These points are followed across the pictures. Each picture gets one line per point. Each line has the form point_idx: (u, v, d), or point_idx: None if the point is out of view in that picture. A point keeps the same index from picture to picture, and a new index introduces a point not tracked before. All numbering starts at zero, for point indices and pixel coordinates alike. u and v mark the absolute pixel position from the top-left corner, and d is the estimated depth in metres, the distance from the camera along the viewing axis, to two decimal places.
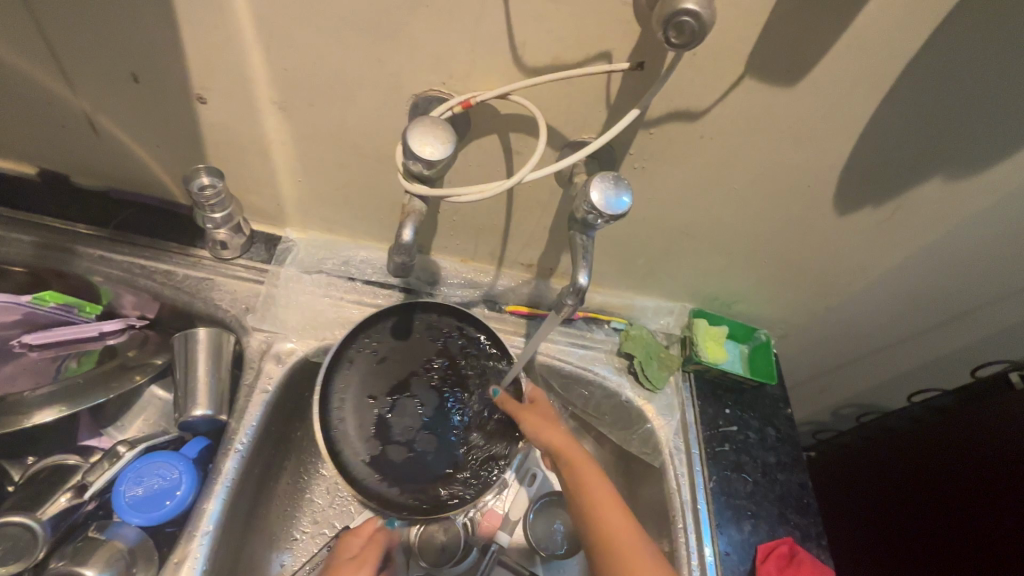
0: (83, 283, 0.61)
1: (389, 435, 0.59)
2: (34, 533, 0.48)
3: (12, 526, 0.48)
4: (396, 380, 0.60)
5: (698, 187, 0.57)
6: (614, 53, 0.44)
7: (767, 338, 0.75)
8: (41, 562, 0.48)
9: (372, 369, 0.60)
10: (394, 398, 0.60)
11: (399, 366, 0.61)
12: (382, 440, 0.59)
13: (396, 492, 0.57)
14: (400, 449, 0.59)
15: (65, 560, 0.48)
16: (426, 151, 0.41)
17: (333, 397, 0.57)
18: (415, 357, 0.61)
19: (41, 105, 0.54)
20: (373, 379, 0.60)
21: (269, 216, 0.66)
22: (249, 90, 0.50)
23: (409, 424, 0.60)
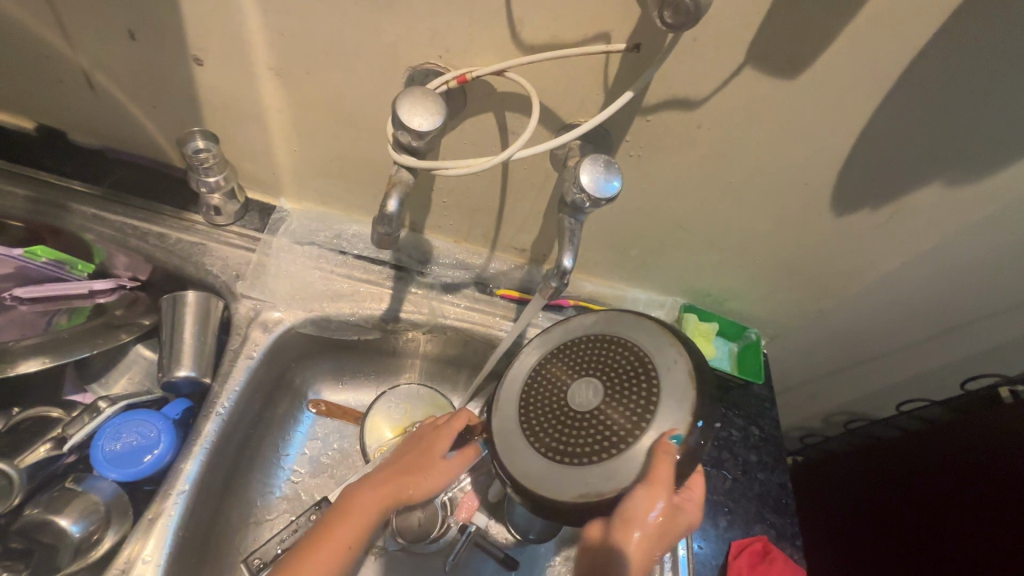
0: (75, 240, 0.62)
1: (562, 458, 0.45)
2: (10, 479, 0.48)
3: None
4: (610, 428, 0.44)
5: (693, 178, 0.56)
6: (613, 34, 0.44)
7: (757, 337, 0.76)
8: (15, 509, 0.48)
9: (615, 443, 0.44)
10: (596, 438, 0.44)
11: (614, 414, 0.45)
12: (577, 458, 0.44)
13: (523, 471, 0.46)
14: (576, 453, 0.44)
15: (40, 508, 0.49)
16: (415, 121, 0.40)
17: (576, 473, 0.44)
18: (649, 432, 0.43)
19: (39, 58, 0.54)
20: (611, 450, 0.44)
21: (264, 185, 0.66)
22: (245, 54, 0.50)
23: (578, 444, 0.45)
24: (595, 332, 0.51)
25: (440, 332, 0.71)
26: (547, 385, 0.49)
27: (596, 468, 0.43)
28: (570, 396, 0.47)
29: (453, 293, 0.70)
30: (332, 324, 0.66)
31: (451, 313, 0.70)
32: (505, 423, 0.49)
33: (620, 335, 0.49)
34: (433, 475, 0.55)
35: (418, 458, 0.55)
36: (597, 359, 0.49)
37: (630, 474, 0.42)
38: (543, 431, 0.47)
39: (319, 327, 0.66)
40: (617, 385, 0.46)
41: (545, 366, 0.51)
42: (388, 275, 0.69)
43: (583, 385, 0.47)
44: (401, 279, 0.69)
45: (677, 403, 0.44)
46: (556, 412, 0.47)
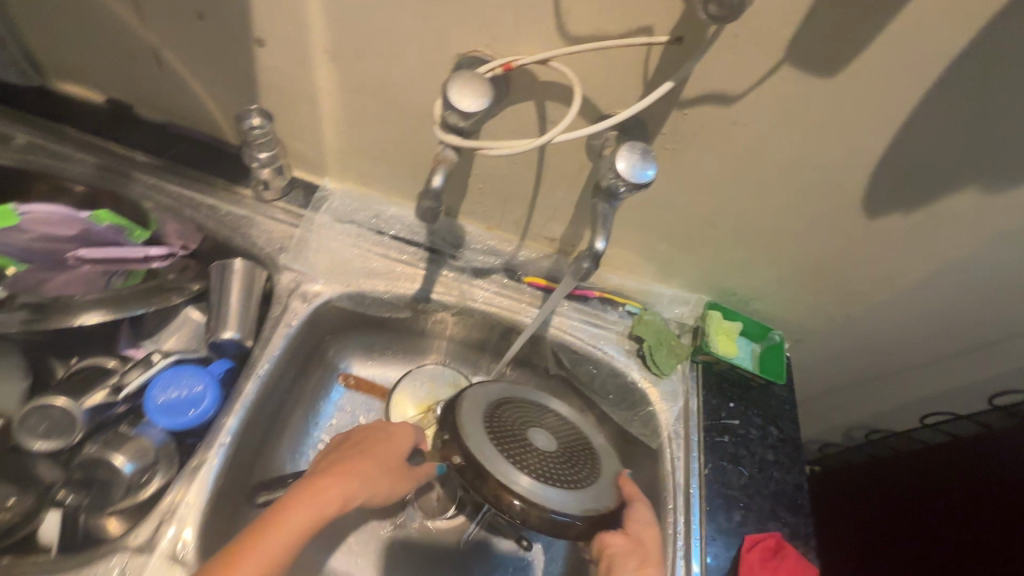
0: (135, 207, 0.66)
1: (541, 482, 0.52)
2: (74, 418, 0.51)
3: (54, 408, 0.51)
4: (575, 471, 0.55)
5: (725, 174, 0.58)
6: (655, 28, 0.45)
7: (780, 339, 0.76)
8: (76, 445, 0.52)
9: (583, 483, 0.55)
10: (568, 476, 0.54)
11: (574, 463, 0.56)
12: (556, 486, 0.52)
13: (507, 482, 0.50)
14: (553, 480, 0.53)
15: (98, 447, 0.52)
16: (464, 102, 0.43)
17: (557, 496, 0.51)
18: (595, 464, 0.58)
19: (115, 35, 0.58)
20: (581, 487, 0.54)
21: (311, 165, 0.69)
22: (304, 38, 0.53)
23: (557, 476, 0.53)
24: (528, 397, 0.62)
25: (468, 315, 0.73)
26: (504, 421, 0.56)
27: (575, 496, 0.53)
28: (534, 438, 0.56)
29: (483, 278, 0.73)
30: (367, 301, 0.69)
31: (480, 297, 0.72)
32: (481, 445, 0.52)
33: (543, 402, 0.63)
34: (394, 483, 0.54)
35: (385, 457, 0.55)
36: (534, 418, 0.60)
37: (592, 496, 0.54)
38: (520, 456, 0.53)
39: (355, 303, 0.69)
40: (566, 440, 0.59)
41: (498, 406, 0.58)
42: (422, 257, 0.72)
43: (541, 434, 0.57)
44: (434, 261, 0.72)
45: (596, 444, 0.61)
46: (525, 445, 0.55)
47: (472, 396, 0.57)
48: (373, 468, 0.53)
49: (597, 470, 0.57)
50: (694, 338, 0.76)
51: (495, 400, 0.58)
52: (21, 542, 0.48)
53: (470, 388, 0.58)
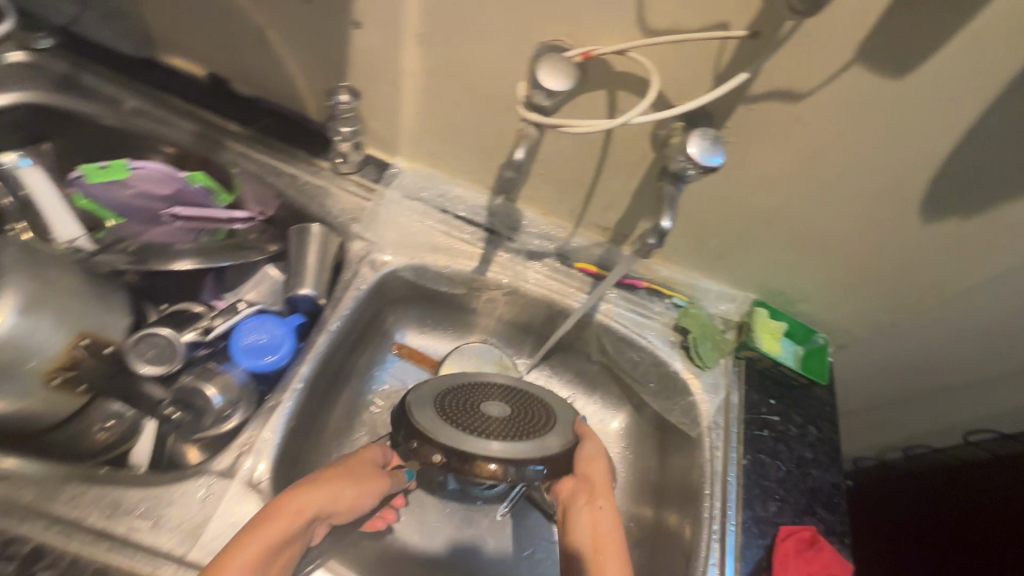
0: (223, 172, 0.71)
1: (509, 434, 0.57)
2: (174, 348, 0.56)
3: (159, 336, 0.56)
4: (537, 426, 0.60)
5: (785, 172, 0.60)
6: (731, 24, 0.48)
7: (824, 342, 0.77)
8: (172, 373, 0.57)
9: (546, 433, 0.59)
10: (532, 429, 0.59)
11: (531, 420, 0.61)
12: (524, 438, 0.57)
13: (483, 447, 0.54)
14: (519, 434, 0.57)
15: (193, 376, 0.57)
16: (551, 82, 0.46)
17: (531, 445, 0.56)
18: (549, 416, 0.62)
19: (224, 13, 0.64)
20: (547, 437, 0.58)
21: (384, 143, 0.74)
22: (397, 22, 0.58)
23: (520, 430, 0.58)
24: (460, 380, 0.65)
25: (519, 296, 0.76)
26: (452, 408, 0.60)
27: (546, 445, 0.57)
28: (485, 410, 0.60)
29: (537, 261, 0.76)
30: (428, 273, 0.73)
31: (532, 279, 0.75)
32: (446, 435, 0.55)
33: (481, 380, 0.67)
34: (355, 484, 0.54)
35: (347, 467, 0.55)
36: (477, 395, 0.63)
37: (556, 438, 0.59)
38: (480, 424, 0.57)
39: (417, 274, 0.73)
40: (512, 402, 0.63)
41: (439, 398, 0.61)
42: (480, 238, 0.75)
43: (489, 405, 0.61)
44: (492, 241, 0.76)
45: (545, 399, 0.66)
46: (480, 415, 0.59)
47: (413, 404, 0.59)
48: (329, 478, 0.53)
49: (552, 418, 0.62)
50: (739, 334, 0.77)
51: (434, 397, 0.61)
52: (118, 456, 0.56)
53: (408, 397, 0.61)
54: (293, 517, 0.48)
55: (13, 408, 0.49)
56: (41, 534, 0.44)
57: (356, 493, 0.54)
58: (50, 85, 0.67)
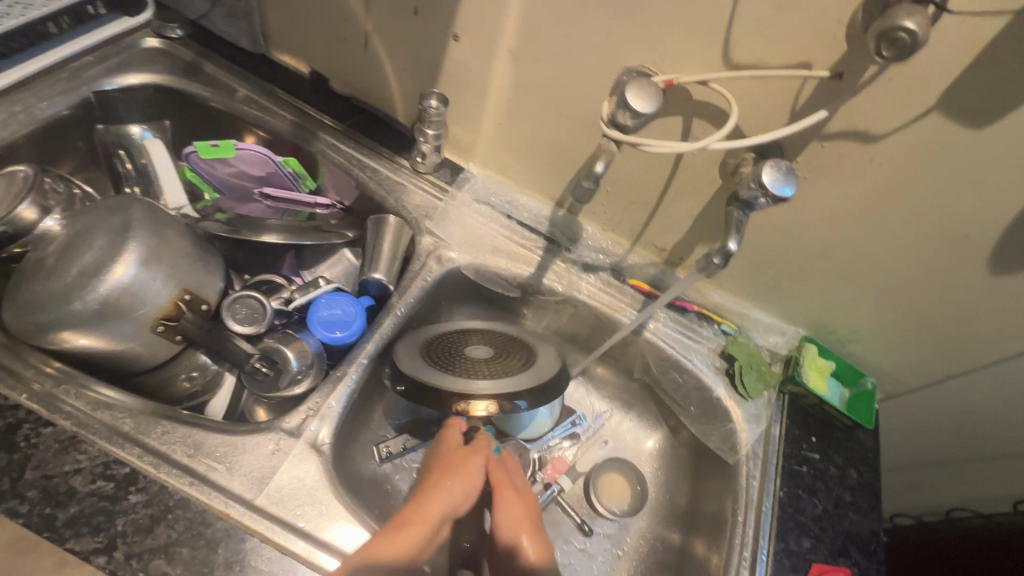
0: (313, 160, 0.78)
1: (497, 372, 0.59)
2: (262, 313, 0.63)
3: (253, 300, 0.63)
4: (522, 361, 0.62)
5: (851, 210, 0.61)
6: (814, 64, 0.51)
7: (873, 388, 0.77)
8: (257, 335, 0.63)
9: (528, 365, 0.62)
10: (518, 365, 0.61)
11: (515, 357, 0.63)
12: (512, 372, 0.60)
13: (475, 384, 0.57)
14: (506, 370, 0.60)
15: (274, 339, 0.63)
16: (637, 104, 0.50)
17: (519, 375, 0.59)
18: (531, 353, 0.64)
19: (337, 18, 0.71)
20: (532, 368, 0.61)
21: (461, 149, 0.79)
22: (493, 38, 0.63)
23: (506, 367, 0.61)
24: (444, 329, 0.68)
25: (571, 305, 0.79)
26: (440, 355, 0.62)
27: (532, 375, 0.59)
28: (472, 353, 0.63)
29: (591, 273, 0.79)
30: (487, 274, 0.77)
31: (584, 290, 0.78)
32: (438, 379, 0.57)
33: (465, 326, 0.69)
34: (459, 476, 0.54)
35: (443, 466, 0.55)
36: (462, 340, 0.66)
37: (541, 367, 0.61)
38: (469, 367, 0.60)
39: (477, 273, 0.77)
40: (496, 343, 0.66)
41: (423, 347, 0.63)
42: (540, 246, 0.79)
43: (475, 349, 0.64)
44: (550, 250, 0.79)
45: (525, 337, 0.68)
46: (467, 359, 0.62)
47: (401, 353, 0.61)
48: (432, 485, 0.53)
49: (535, 355, 0.65)
50: (786, 368, 0.77)
51: (420, 348, 0.63)
52: (196, 406, 0.62)
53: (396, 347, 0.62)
54: (423, 523, 0.50)
55: (122, 349, 0.55)
56: (135, 461, 0.49)
57: (466, 482, 0.54)
58: (177, 70, 0.75)
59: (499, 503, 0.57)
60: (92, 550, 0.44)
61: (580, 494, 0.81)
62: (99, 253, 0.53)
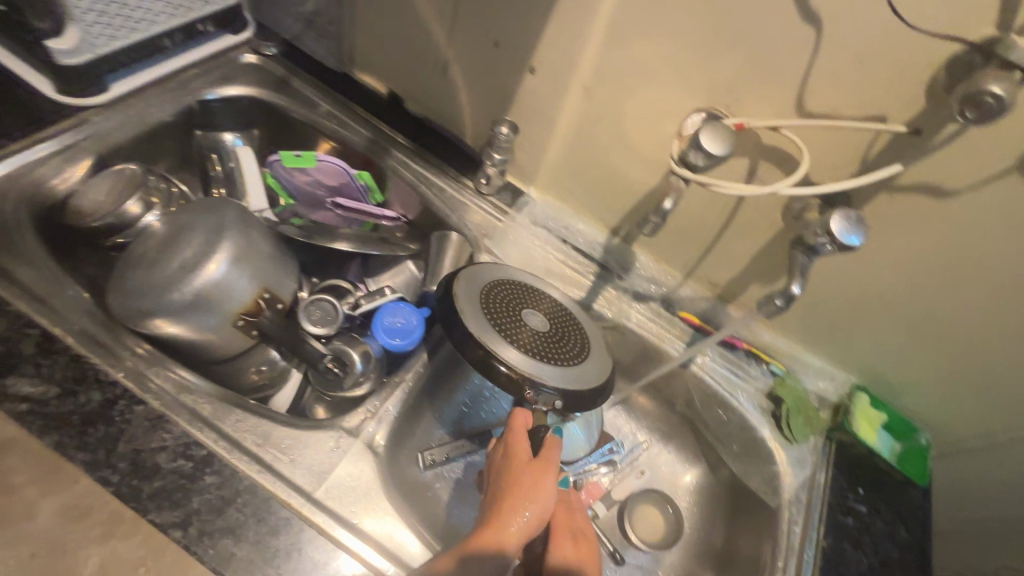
0: (383, 174, 0.82)
1: (542, 357, 0.60)
2: (334, 315, 0.65)
3: (326, 302, 0.66)
4: (568, 351, 0.64)
5: (917, 262, 0.61)
6: (890, 118, 0.52)
7: (926, 444, 0.75)
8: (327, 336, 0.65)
9: (571, 358, 0.63)
10: (564, 356, 0.62)
11: (563, 343, 0.64)
12: (553, 360, 0.61)
13: (513, 359, 0.57)
14: (549, 356, 0.61)
15: (342, 340, 0.66)
16: (710, 144, 0.52)
17: (559, 370, 0.60)
18: (583, 344, 0.66)
19: (420, 45, 0.76)
20: (573, 365, 0.62)
21: (524, 173, 0.82)
22: (569, 73, 0.66)
23: (551, 354, 0.62)
24: (510, 278, 0.69)
25: (620, 332, 0.80)
26: (496, 304, 0.63)
27: (572, 375, 0.61)
28: (527, 319, 0.64)
29: (641, 302, 0.80)
30: None
31: (634, 318, 0.79)
32: (485, 331, 0.58)
33: (536, 286, 0.71)
34: (536, 503, 0.54)
35: (515, 489, 0.55)
36: (520, 298, 0.66)
37: (583, 369, 0.62)
38: (516, 335, 0.61)
39: None
40: (552, 318, 0.67)
41: (490, 289, 0.65)
42: (592, 272, 0.81)
43: (531, 315, 0.65)
44: (603, 277, 0.81)
45: (570, 310, 0.70)
46: (521, 324, 0.63)
47: (464, 284, 0.63)
48: (505, 511, 0.54)
49: (584, 345, 0.66)
50: (834, 415, 0.76)
51: (479, 300, 0.62)
52: (262, 398, 0.66)
53: (457, 294, 0.61)
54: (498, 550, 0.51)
55: (205, 338, 0.60)
56: (212, 444, 0.53)
57: (538, 505, 0.54)
58: (269, 84, 0.82)
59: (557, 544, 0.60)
60: (169, 524, 0.48)
61: (614, 522, 0.80)
62: (197, 250, 0.58)
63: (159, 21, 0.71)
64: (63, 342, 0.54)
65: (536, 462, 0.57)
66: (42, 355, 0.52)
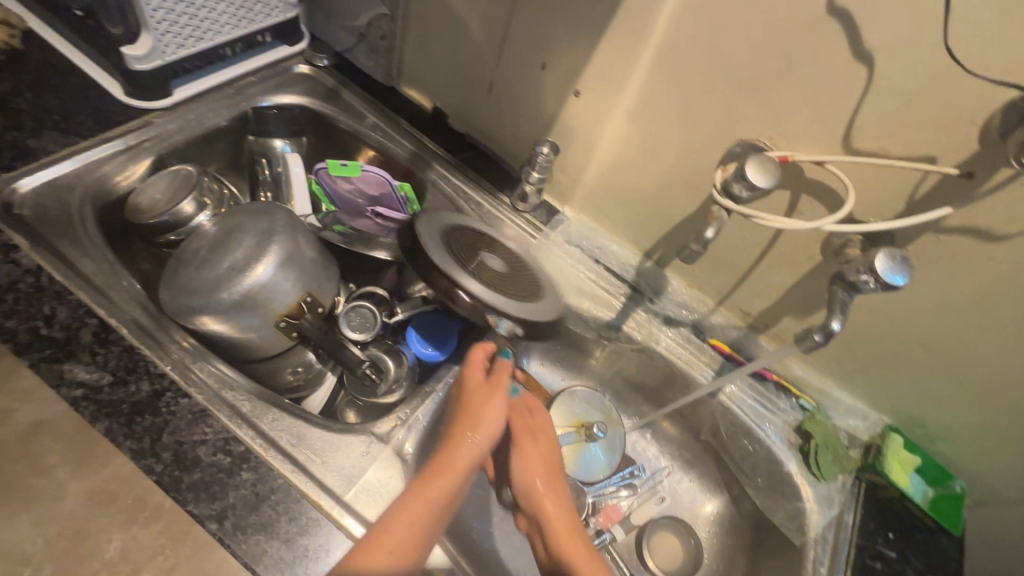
0: (423, 186, 0.84)
1: (501, 288, 0.63)
2: (372, 323, 0.68)
3: (365, 310, 0.68)
4: (525, 290, 0.66)
5: (959, 304, 0.60)
6: (940, 160, 0.51)
7: (961, 492, 0.72)
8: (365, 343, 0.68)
9: (526, 295, 0.65)
10: (520, 293, 0.65)
11: (518, 283, 0.66)
12: (509, 292, 0.63)
13: (474, 284, 0.60)
14: (507, 290, 0.63)
15: (379, 347, 0.68)
16: (755, 177, 0.53)
17: (518, 301, 0.62)
18: (539, 290, 0.68)
19: (468, 65, 0.78)
20: (530, 301, 0.64)
21: (560, 192, 0.83)
22: (615, 98, 0.67)
23: (508, 288, 0.64)
24: (468, 227, 0.71)
25: (648, 355, 0.81)
26: (455, 244, 0.65)
27: (529, 307, 0.63)
28: (485, 259, 0.66)
29: (671, 327, 0.80)
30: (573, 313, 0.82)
31: (663, 342, 0.79)
32: (445, 261, 0.60)
33: (491, 237, 0.73)
34: (484, 425, 0.60)
35: (467, 411, 0.61)
36: (477, 244, 0.69)
37: (540, 306, 0.64)
38: (475, 270, 0.63)
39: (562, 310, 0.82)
40: (508, 264, 0.69)
41: (449, 231, 0.67)
42: (623, 294, 0.81)
43: (489, 258, 0.67)
44: (634, 298, 0.81)
45: (526, 263, 0.73)
46: (478, 262, 0.65)
47: (424, 224, 0.65)
48: (455, 431, 0.60)
49: (539, 290, 0.68)
50: (864, 455, 0.75)
51: (440, 238, 0.64)
52: (296, 399, 0.68)
53: (419, 234, 0.62)
54: (451, 471, 0.57)
55: (249, 337, 0.62)
56: (249, 441, 0.55)
57: (485, 424, 0.60)
58: (320, 94, 0.85)
59: (519, 451, 0.66)
60: (206, 516, 0.49)
61: (632, 546, 0.80)
62: (247, 252, 0.61)
63: (223, 32, 0.75)
64: (118, 333, 0.56)
65: (484, 385, 0.63)
66: (98, 343, 0.55)
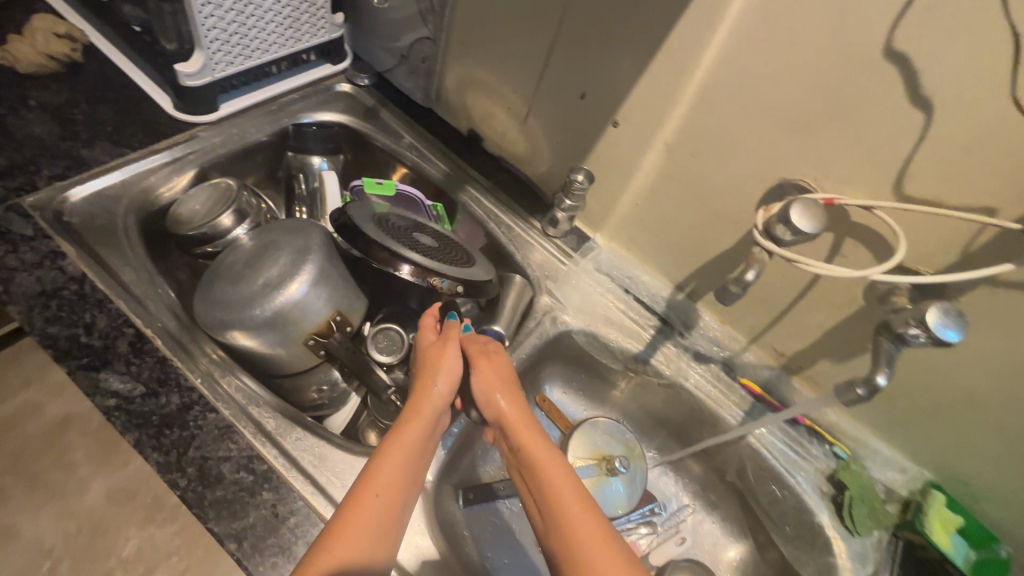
0: (454, 207, 0.85)
1: (436, 256, 0.65)
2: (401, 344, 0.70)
3: (393, 332, 0.70)
4: (459, 259, 0.68)
5: (1014, 362, 0.56)
6: (999, 212, 0.49)
7: (1006, 556, 0.67)
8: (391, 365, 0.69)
9: (462, 263, 0.67)
10: (455, 261, 0.67)
11: (452, 255, 0.68)
12: (446, 261, 0.65)
13: (414, 253, 0.62)
14: (444, 258, 0.65)
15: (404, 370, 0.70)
16: (799, 220, 0.51)
17: (454, 266, 0.64)
18: (471, 260, 0.70)
19: (506, 90, 0.78)
20: (466, 268, 0.66)
21: (591, 219, 0.82)
22: (653, 131, 0.67)
23: (444, 256, 0.66)
24: (397, 212, 0.72)
25: (675, 391, 0.79)
26: (386, 223, 0.66)
27: (465, 270, 0.65)
28: (417, 235, 0.67)
29: (701, 363, 0.78)
30: (599, 343, 0.80)
31: (692, 379, 0.77)
32: (379, 236, 0.61)
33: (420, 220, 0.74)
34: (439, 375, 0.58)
35: (425, 365, 0.59)
36: (407, 224, 0.70)
37: (476, 271, 0.67)
38: (410, 242, 0.65)
39: (589, 339, 0.80)
40: (440, 239, 0.71)
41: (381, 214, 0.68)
42: (653, 326, 0.80)
43: (421, 235, 0.68)
44: (662, 332, 0.80)
45: (458, 242, 0.74)
46: (411, 236, 0.66)
47: (351, 208, 0.65)
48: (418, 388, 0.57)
49: (473, 261, 0.70)
50: (903, 511, 0.72)
51: (370, 219, 0.65)
52: (319, 416, 0.68)
53: (350, 213, 0.63)
54: (416, 420, 0.54)
55: (277, 354, 0.62)
56: (272, 461, 0.55)
57: (444, 371, 0.58)
58: (359, 114, 0.87)
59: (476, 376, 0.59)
60: (225, 535, 0.49)
61: None
62: (281, 269, 0.61)
63: (271, 51, 0.77)
64: (153, 344, 0.58)
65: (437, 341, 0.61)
66: (134, 354, 0.56)
